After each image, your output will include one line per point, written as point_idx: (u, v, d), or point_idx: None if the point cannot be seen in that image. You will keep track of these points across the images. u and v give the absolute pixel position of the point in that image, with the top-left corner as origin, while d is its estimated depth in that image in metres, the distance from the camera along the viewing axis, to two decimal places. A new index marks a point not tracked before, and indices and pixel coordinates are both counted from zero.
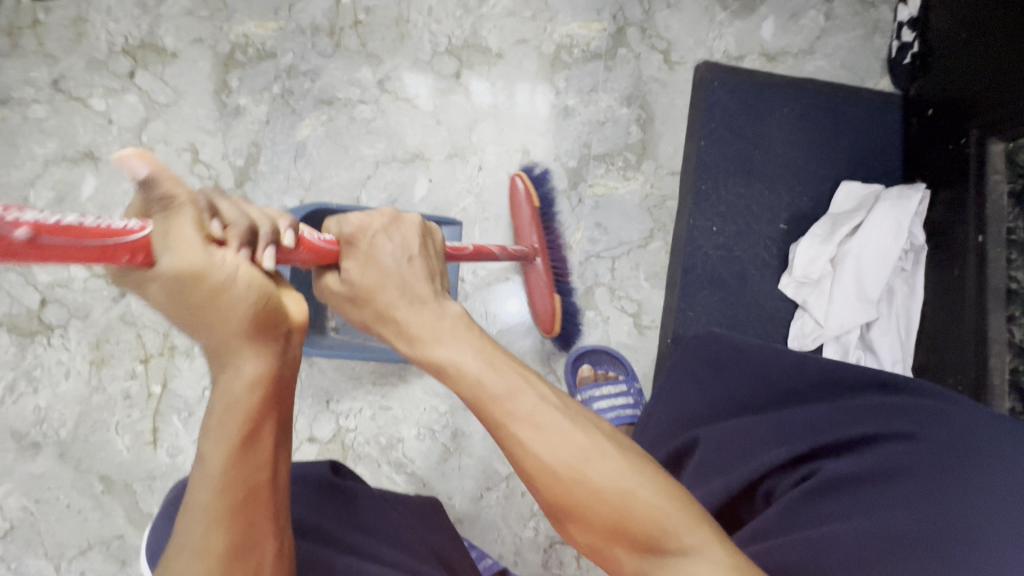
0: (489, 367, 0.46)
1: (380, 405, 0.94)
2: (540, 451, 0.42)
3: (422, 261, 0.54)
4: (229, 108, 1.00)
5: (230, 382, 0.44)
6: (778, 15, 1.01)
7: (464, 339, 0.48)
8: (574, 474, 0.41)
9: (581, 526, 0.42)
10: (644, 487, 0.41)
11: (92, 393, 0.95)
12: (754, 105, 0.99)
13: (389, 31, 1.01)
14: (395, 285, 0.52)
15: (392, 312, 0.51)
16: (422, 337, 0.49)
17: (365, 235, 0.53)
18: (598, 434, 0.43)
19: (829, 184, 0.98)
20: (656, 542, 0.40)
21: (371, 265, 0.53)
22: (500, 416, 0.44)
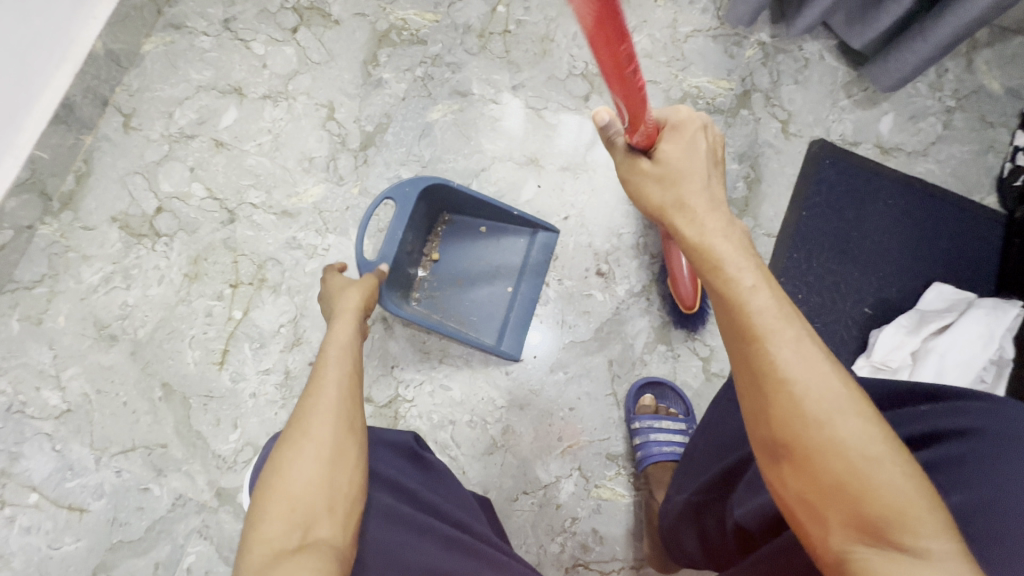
0: (765, 285, 0.48)
1: (441, 383, 0.96)
2: (791, 380, 0.44)
3: (721, 172, 0.58)
4: (373, 79, 1.07)
5: (342, 327, 0.69)
6: (899, 113, 1.05)
7: (745, 251, 0.50)
8: (820, 411, 0.42)
9: (800, 471, 0.43)
10: (886, 463, 0.41)
11: (178, 303, 0.99)
12: (859, 190, 1.03)
13: (533, 45, 1.08)
14: (704, 188, 0.55)
15: (682, 211, 0.55)
16: (720, 247, 0.51)
17: (687, 127, 0.57)
18: (854, 393, 0.43)
19: (920, 281, 0.99)
20: (885, 525, 0.39)
21: (688, 158, 0.56)
22: (762, 330, 0.45)
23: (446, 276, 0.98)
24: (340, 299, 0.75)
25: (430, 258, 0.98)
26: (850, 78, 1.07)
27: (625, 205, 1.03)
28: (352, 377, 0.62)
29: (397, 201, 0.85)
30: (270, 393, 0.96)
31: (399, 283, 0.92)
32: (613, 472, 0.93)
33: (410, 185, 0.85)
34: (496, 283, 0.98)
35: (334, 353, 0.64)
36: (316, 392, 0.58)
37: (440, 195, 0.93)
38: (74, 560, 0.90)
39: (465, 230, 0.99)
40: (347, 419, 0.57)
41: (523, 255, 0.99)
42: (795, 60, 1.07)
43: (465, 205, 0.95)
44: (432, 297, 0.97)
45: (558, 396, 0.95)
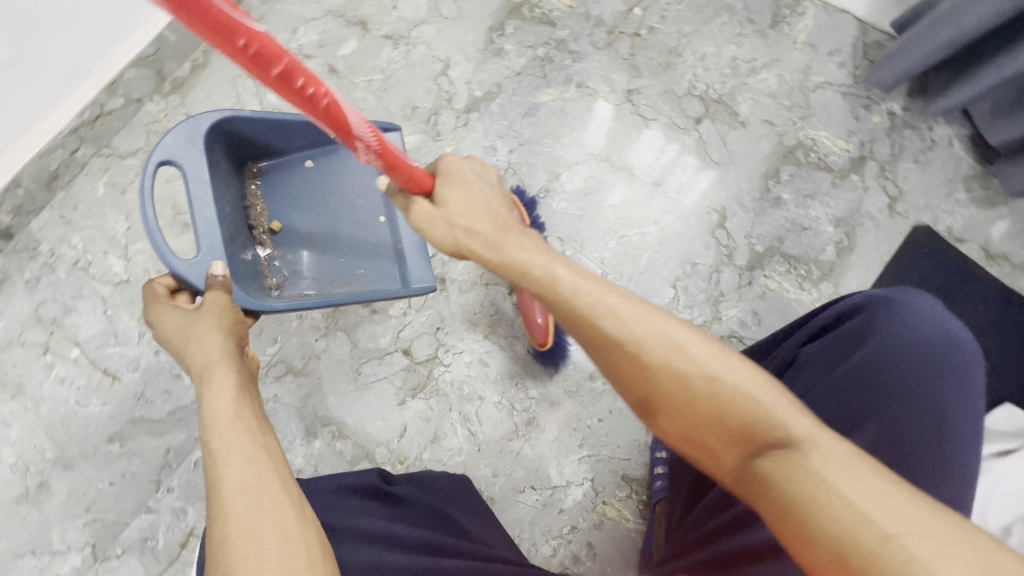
0: (567, 267, 0.54)
1: (480, 357, 0.95)
2: (624, 340, 0.48)
3: (501, 193, 0.64)
4: (494, 47, 1.07)
5: (215, 385, 0.56)
6: (1016, 221, 1.00)
7: (546, 253, 0.57)
8: (658, 359, 0.48)
9: (670, 419, 0.48)
10: (732, 373, 0.46)
11: None
12: (953, 287, 0.98)
13: (659, 55, 1.07)
14: (487, 207, 0.61)
15: (475, 237, 0.60)
16: (523, 255, 0.57)
17: (454, 169, 0.63)
18: (674, 329, 0.49)
19: (991, 397, 0.94)
20: (751, 428, 0.44)
21: (465, 196, 0.62)
22: (584, 306, 0.50)
23: (298, 243, 0.92)
24: (195, 340, 0.61)
25: (265, 229, 0.90)
26: (975, 172, 1.02)
27: (707, 236, 1.00)
28: (257, 459, 0.51)
29: (184, 163, 0.76)
30: (315, 319, 0.97)
31: (248, 276, 0.83)
32: (624, 494, 0.91)
33: (184, 137, 0.76)
34: (360, 217, 0.94)
35: (223, 437, 0.52)
36: (222, 511, 0.48)
37: (238, 137, 0.85)
38: (96, 422, 0.93)
39: (284, 173, 0.94)
40: (280, 526, 0.48)
41: (372, 165, 0.95)
42: (922, 139, 1.03)
43: (274, 140, 0.89)
44: (293, 273, 0.90)
45: (590, 404, 0.94)
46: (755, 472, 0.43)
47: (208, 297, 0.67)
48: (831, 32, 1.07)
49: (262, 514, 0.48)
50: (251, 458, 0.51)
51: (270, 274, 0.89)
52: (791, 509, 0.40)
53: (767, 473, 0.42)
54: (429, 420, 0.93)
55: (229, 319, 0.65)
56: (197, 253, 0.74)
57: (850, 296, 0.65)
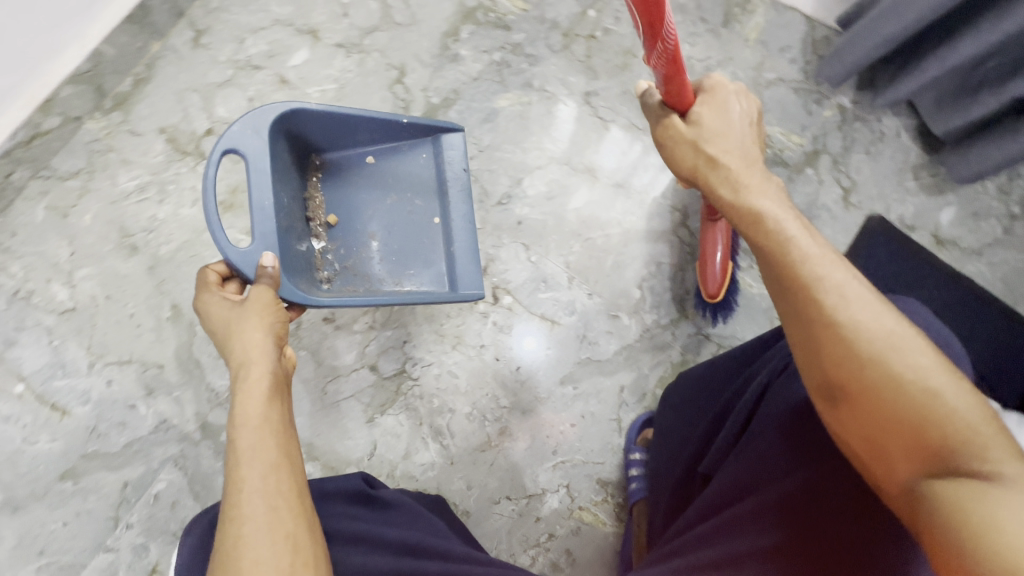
0: (807, 235, 0.50)
1: (449, 369, 0.94)
2: (841, 321, 0.45)
3: (756, 131, 0.60)
4: (449, 53, 1.06)
5: (250, 386, 0.59)
6: (962, 208, 1.04)
7: (790, 211, 0.52)
8: (875, 350, 0.44)
9: (859, 413, 0.44)
10: (949, 392, 0.41)
11: (207, 228, 0.98)
12: (907, 274, 1.01)
13: (615, 56, 1.07)
14: (737, 143, 0.57)
15: (721, 166, 0.56)
16: (759, 203, 0.52)
17: (721, 90, 0.60)
18: (904, 327, 0.45)
19: None
20: (952, 451, 0.40)
21: (721, 121, 0.59)
22: (808, 277, 0.47)
23: (351, 239, 0.93)
24: (237, 335, 0.64)
25: (322, 222, 0.92)
26: (922, 161, 1.05)
27: (671, 235, 1.01)
28: (278, 465, 0.54)
29: (249, 154, 0.77)
30: None
31: (299, 269, 0.85)
32: (600, 498, 0.91)
33: (253, 129, 0.78)
34: (415, 218, 0.95)
35: (250, 435, 0.55)
36: (239, 510, 0.50)
37: (303, 130, 0.87)
38: (45, 460, 0.89)
39: (346, 168, 0.96)
40: (288, 537, 0.50)
41: (433, 170, 0.96)
42: (871, 131, 1.06)
43: (337, 137, 0.91)
44: (345, 268, 0.91)
45: (562, 409, 0.93)
46: (931, 491, 0.39)
47: (254, 291, 0.69)
48: (780, 30, 1.09)
49: (275, 520, 0.50)
50: (275, 462, 0.53)
51: (322, 266, 0.90)
52: (966, 539, 0.35)
53: (944, 496, 0.38)
54: (400, 435, 0.92)
55: (272, 315, 0.67)
56: (252, 242, 0.76)
57: None
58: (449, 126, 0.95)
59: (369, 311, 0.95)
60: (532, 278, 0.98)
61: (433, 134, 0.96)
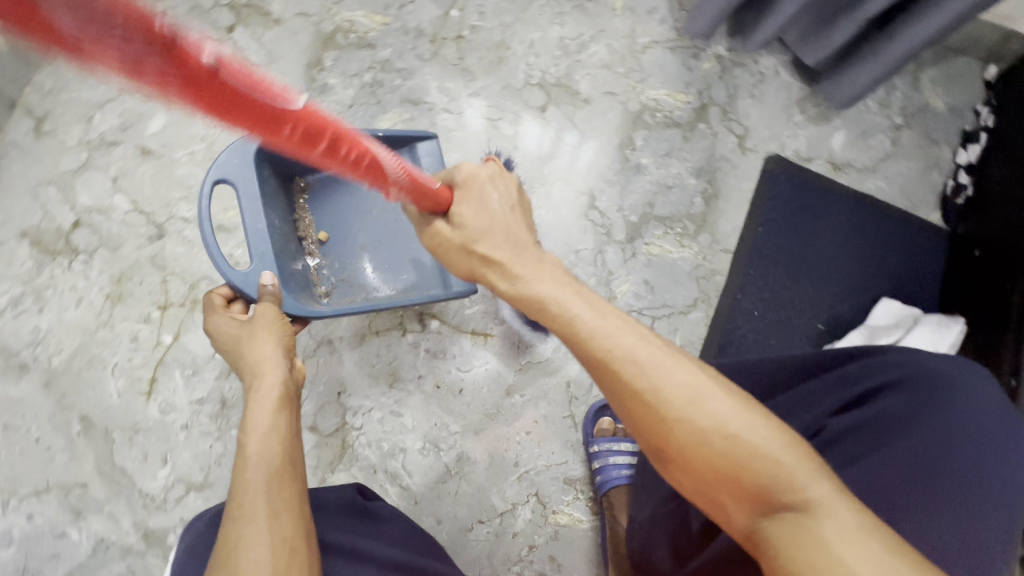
0: (591, 308, 0.51)
1: (391, 409, 0.91)
2: (641, 388, 0.46)
3: (520, 212, 0.63)
4: (317, 85, 1.01)
5: (262, 395, 0.65)
6: (850, 130, 1.07)
7: (564, 286, 0.54)
8: (678, 410, 0.45)
9: (684, 469, 0.46)
10: (750, 430, 0.44)
11: (99, 327, 0.90)
12: (813, 206, 1.03)
13: (488, 52, 1.04)
14: (503, 233, 0.60)
15: (496, 264, 0.58)
16: (532, 285, 0.55)
17: (474, 181, 0.64)
18: (694, 373, 0.46)
19: (869, 297, 1.01)
20: (768, 492, 0.43)
21: (481, 213, 0.62)
22: (603, 351, 0.48)
23: (345, 251, 0.91)
24: (247, 345, 0.70)
25: (313, 239, 0.89)
26: (805, 93, 1.07)
27: (583, 220, 1.00)
28: (280, 471, 0.59)
29: (238, 182, 0.77)
30: (204, 424, 0.88)
31: (298, 284, 0.84)
32: (571, 497, 0.90)
33: (236, 156, 0.76)
34: (404, 224, 0.92)
35: (257, 442, 0.60)
36: (241, 509, 0.54)
37: (281, 153, 0.83)
38: None
39: (329, 185, 0.92)
40: (285, 541, 0.53)
41: None
42: (751, 74, 1.07)
43: (319, 157, 0.88)
44: (342, 281, 0.90)
45: (514, 420, 0.92)
46: (766, 534, 0.43)
47: (260, 308, 0.73)
48: None
49: (275, 524, 0.54)
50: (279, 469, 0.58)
51: (320, 281, 0.89)
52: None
53: (779, 541, 0.42)
54: None
55: (279, 328, 0.72)
56: (251, 263, 0.77)
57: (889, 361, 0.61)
58: (422, 133, 0.87)
59: None
60: (455, 296, 0.95)
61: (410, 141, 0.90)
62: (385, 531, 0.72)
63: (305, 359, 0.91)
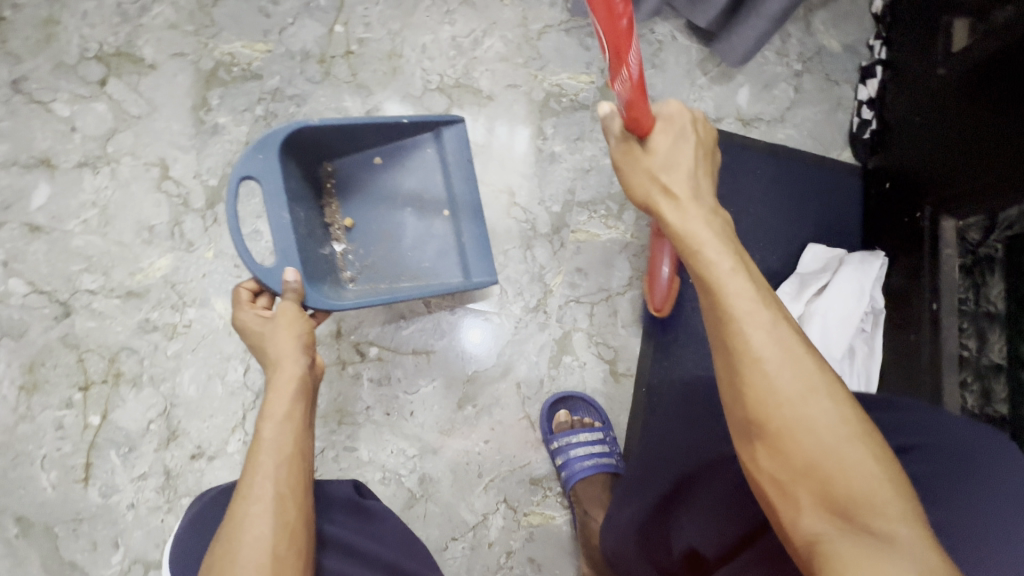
0: (742, 270, 0.46)
1: (344, 446, 0.89)
2: (761, 356, 0.43)
3: (711, 164, 0.55)
4: (207, 126, 0.96)
5: (280, 383, 0.66)
6: (753, 84, 1.08)
7: (725, 242, 0.48)
8: (790, 398, 0.43)
9: (775, 454, 0.43)
10: (855, 452, 0.41)
11: (19, 421, 0.85)
12: (729, 165, 1.04)
13: (380, 64, 1.01)
14: (688, 175, 0.52)
15: (668, 200, 0.51)
16: (689, 235, 0.49)
17: (680, 119, 0.53)
18: (819, 372, 0.44)
19: (796, 245, 1.03)
20: (854, 510, 0.40)
21: (675, 145, 0.53)
22: (738, 313, 0.45)
23: (369, 237, 0.92)
24: (268, 343, 0.70)
25: (339, 226, 0.91)
26: (704, 55, 1.08)
27: (507, 219, 0.99)
28: (292, 459, 0.60)
29: (261, 176, 0.76)
30: (151, 499, 0.85)
31: (323, 274, 0.85)
32: (540, 496, 0.91)
33: (260, 152, 0.76)
34: (427, 211, 0.93)
35: (272, 427, 0.62)
36: (250, 491, 0.57)
37: (309, 142, 0.83)
38: None
39: (356, 172, 0.92)
40: (288, 525, 0.56)
41: (439, 164, 0.92)
42: (649, 44, 1.07)
43: (345, 143, 0.87)
44: (366, 267, 0.91)
45: (470, 432, 0.91)
46: (830, 547, 0.39)
47: (281, 304, 0.72)
48: None
49: (279, 508, 0.57)
50: (290, 456, 0.61)
51: (344, 267, 0.90)
52: None
53: (833, 556, 0.39)
54: None
55: (301, 323, 0.72)
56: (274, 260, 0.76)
57: (926, 428, 0.57)
58: (449, 119, 0.89)
59: (237, 427, 0.88)
60: (389, 319, 0.93)
61: (432, 128, 0.91)
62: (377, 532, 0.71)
63: (246, 412, 0.89)
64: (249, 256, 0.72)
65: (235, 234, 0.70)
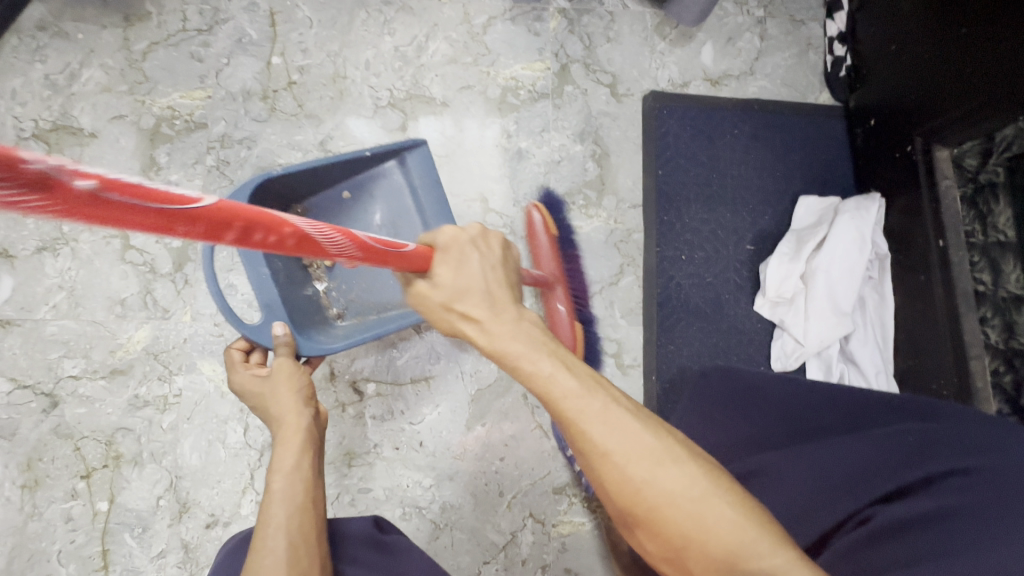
0: (563, 368, 0.45)
1: (359, 488, 0.87)
2: (611, 450, 0.42)
3: (506, 271, 0.52)
4: (160, 186, 0.93)
5: (287, 436, 0.67)
6: (716, 40, 1.02)
7: (538, 345, 0.47)
8: (643, 476, 0.42)
9: (654, 532, 0.43)
10: (712, 505, 0.41)
11: (27, 520, 0.84)
12: (705, 129, 0.99)
13: (326, 90, 0.97)
14: (482, 296, 0.49)
15: (472, 324, 0.49)
16: (510, 350, 0.46)
17: (455, 244, 0.51)
18: (664, 439, 0.44)
19: (787, 200, 0.98)
20: (734, 563, 0.40)
21: (460, 273, 0.50)
22: (574, 416, 0.43)
23: (350, 271, 0.88)
24: (271, 401, 0.71)
25: (319, 264, 0.87)
26: (659, 18, 1.02)
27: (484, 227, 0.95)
28: (303, 508, 0.61)
29: None
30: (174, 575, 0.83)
31: (309, 316, 0.82)
32: (566, 505, 0.88)
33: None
34: (403, 236, 0.89)
35: (281, 479, 0.63)
36: (263, 544, 0.56)
37: (275, 190, 0.80)
38: None
39: (327, 209, 0.88)
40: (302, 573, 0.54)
41: (409, 190, 0.88)
42: (600, 17, 1.01)
43: (312, 182, 0.83)
44: (353, 301, 0.87)
45: (484, 452, 0.88)
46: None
47: (277, 361, 0.74)
48: None
49: (293, 559, 0.55)
50: (302, 503, 0.61)
51: (330, 305, 0.87)
52: None
53: None
54: None
55: (299, 375, 0.73)
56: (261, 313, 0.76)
57: (972, 451, 0.51)
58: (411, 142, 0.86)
59: (247, 488, 0.86)
60: (381, 352, 0.90)
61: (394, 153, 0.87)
62: (400, 568, 0.64)
63: (253, 471, 0.86)
64: (236, 316, 0.72)
65: (217, 297, 0.70)
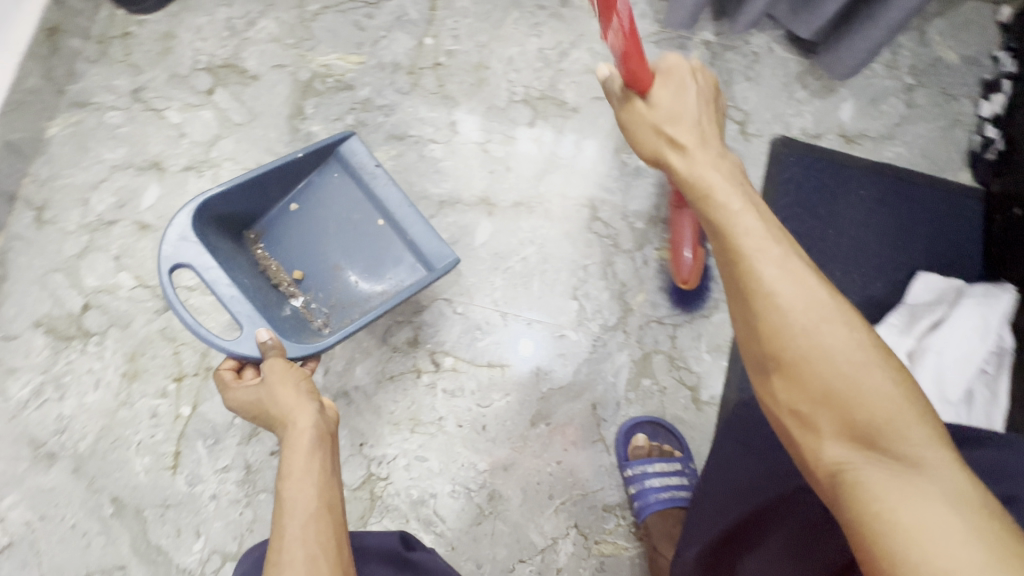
0: (754, 216, 0.47)
1: (416, 455, 0.88)
2: (782, 300, 0.44)
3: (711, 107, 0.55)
4: (302, 134, 1.00)
5: (295, 437, 0.60)
6: (858, 98, 1.00)
7: (734, 187, 0.49)
8: (810, 329, 0.43)
9: (793, 386, 0.44)
10: (876, 380, 0.42)
11: (119, 407, 0.91)
12: (830, 185, 0.97)
13: (467, 76, 1.02)
14: (694, 121, 0.53)
15: (677, 151, 0.53)
16: (707, 183, 0.50)
17: (678, 71, 0.55)
18: (842, 306, 0.44)
19: (904, 273, 0.94)
20: (878, 438, 0.41)
21: (677, 95, 0.54)
22: (752, 256, 0.45)
23: (323, 279, 0.90)
24: (271, 404, 0.65)
25: (289, 281, 0.89)
26: (803, 67, 1.02)
27: (587, 233, 0.96)
28: (319, 513, 0.52)
29: (192, 261, 0.75)
30: (232, 491, 0.88)
31: (294, 330, 0.82)
32: (612, 524, 0.86)
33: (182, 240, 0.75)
34: (361, 229, 0.91)
35: (293, 484, 0.54)
36: (278, 559, 0.48)
37: (218, 216, 0.83)
38: None
39: (281, 227, 0.91)
40: None
41: (355, 181, 0.91)
42: (744, 56, 1.02)
43: (252, 201, 0.87)
44: (334, 305, 0.88)
45: (542, 451, 0.88)
46: (859, 471, 0.41)
47: (268, 363, 0.69)
48: None
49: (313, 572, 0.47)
50: (314, 510, 0.52)
51: (314, 317, 0.88)
52: (873, 519, 0.39)
53: (864, 479, 0.40)
54: None
55: (297, 374, 0.68)
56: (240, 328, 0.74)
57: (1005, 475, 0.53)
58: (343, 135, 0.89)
59: None
60: (466, 330, 0.92)
61: (330, 153, 0.90)
62: None
63: None
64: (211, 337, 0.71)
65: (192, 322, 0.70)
